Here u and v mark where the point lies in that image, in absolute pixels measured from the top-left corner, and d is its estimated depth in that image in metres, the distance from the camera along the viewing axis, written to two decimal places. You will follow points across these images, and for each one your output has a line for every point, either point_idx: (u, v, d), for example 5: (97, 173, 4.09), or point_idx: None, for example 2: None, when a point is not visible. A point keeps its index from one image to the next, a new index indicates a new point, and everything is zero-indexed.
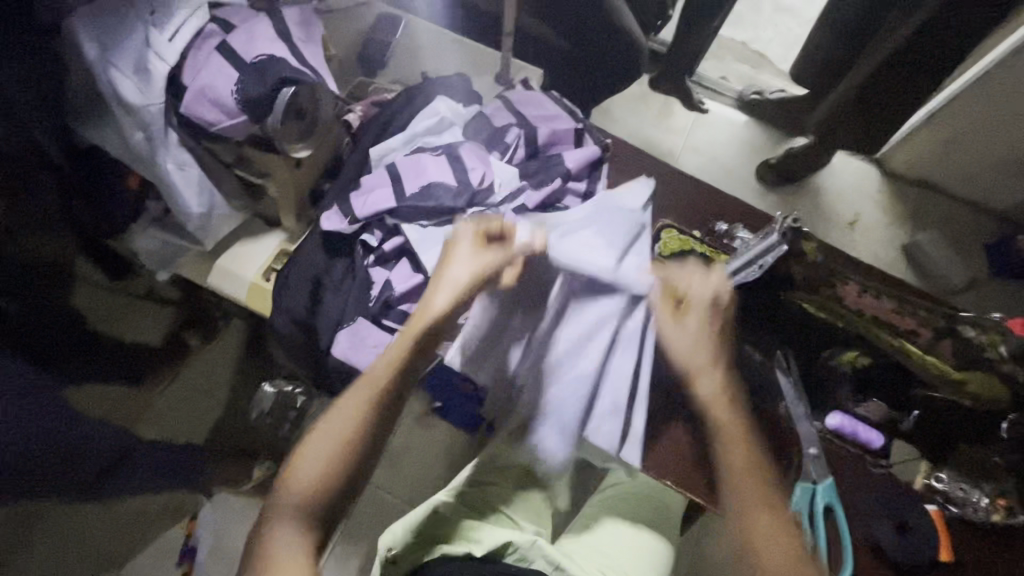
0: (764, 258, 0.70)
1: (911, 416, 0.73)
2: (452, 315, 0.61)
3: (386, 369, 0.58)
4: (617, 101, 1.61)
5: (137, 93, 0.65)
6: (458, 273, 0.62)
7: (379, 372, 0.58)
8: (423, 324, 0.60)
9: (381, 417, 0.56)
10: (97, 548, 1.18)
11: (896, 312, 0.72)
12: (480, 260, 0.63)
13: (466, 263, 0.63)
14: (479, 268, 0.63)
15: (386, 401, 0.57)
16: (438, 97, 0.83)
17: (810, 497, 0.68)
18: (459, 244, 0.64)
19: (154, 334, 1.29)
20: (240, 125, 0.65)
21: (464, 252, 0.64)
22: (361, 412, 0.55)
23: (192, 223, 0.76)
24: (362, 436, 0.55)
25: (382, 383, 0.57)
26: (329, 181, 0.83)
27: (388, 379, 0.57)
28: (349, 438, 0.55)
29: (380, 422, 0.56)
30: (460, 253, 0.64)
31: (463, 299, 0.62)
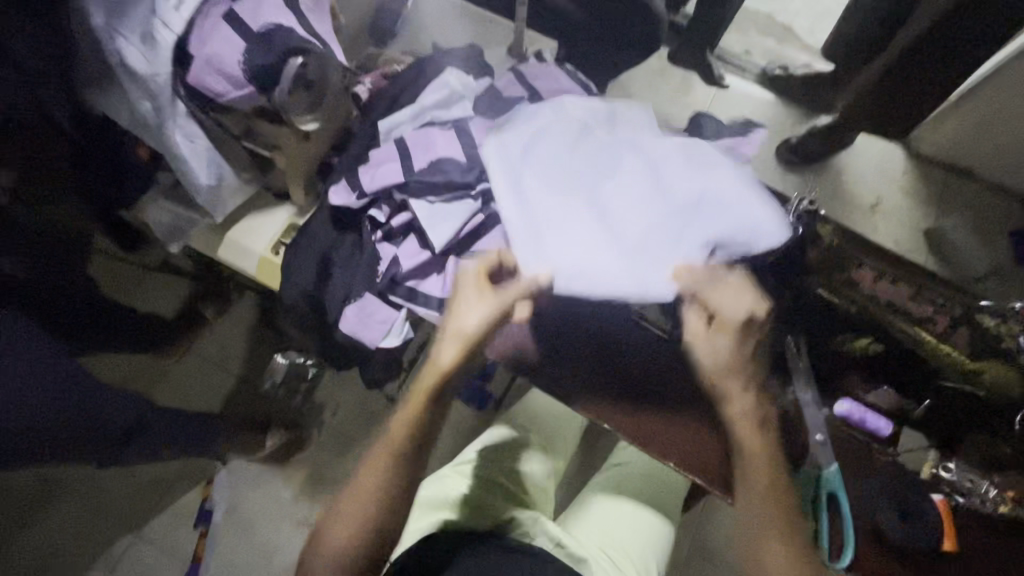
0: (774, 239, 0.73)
1: (922, 404, 0.73)
2: (461, 369, 0.61)
3: (396, 437, 0.60)
4: (636, 75, 1.59)
5: (143, 62, 0.63)
6: (465, 319, 0.60)
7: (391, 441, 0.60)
8: (430, 383, 0.60)
9: (405, 463, 0.59)
10: (118, 509, 1.21)
11: (912, 299, 0.72)
12: (488, 297, 0.61)
13: (475, 308, 0.60)
14: (486, 313, 0.60)
15: (413, 445, 0.60)
16: (448, 67, 0.80)
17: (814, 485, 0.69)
18: (461, 292, 0.61)
19: (171, 303, 1.31)
20: (248, 96, 0.65)
21: (470, 293, 0.61)
22: (378, 468, 0.59)
23: (201, 195, 0.75)
24: (394, 486, 0.59)
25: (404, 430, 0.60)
26: (337, 154, 0.83)
27: (403, 444, 0.59)
28: (373, 498, 0.59)
29: (408, 472, 0.60)
30: (465, 299, 0.61)
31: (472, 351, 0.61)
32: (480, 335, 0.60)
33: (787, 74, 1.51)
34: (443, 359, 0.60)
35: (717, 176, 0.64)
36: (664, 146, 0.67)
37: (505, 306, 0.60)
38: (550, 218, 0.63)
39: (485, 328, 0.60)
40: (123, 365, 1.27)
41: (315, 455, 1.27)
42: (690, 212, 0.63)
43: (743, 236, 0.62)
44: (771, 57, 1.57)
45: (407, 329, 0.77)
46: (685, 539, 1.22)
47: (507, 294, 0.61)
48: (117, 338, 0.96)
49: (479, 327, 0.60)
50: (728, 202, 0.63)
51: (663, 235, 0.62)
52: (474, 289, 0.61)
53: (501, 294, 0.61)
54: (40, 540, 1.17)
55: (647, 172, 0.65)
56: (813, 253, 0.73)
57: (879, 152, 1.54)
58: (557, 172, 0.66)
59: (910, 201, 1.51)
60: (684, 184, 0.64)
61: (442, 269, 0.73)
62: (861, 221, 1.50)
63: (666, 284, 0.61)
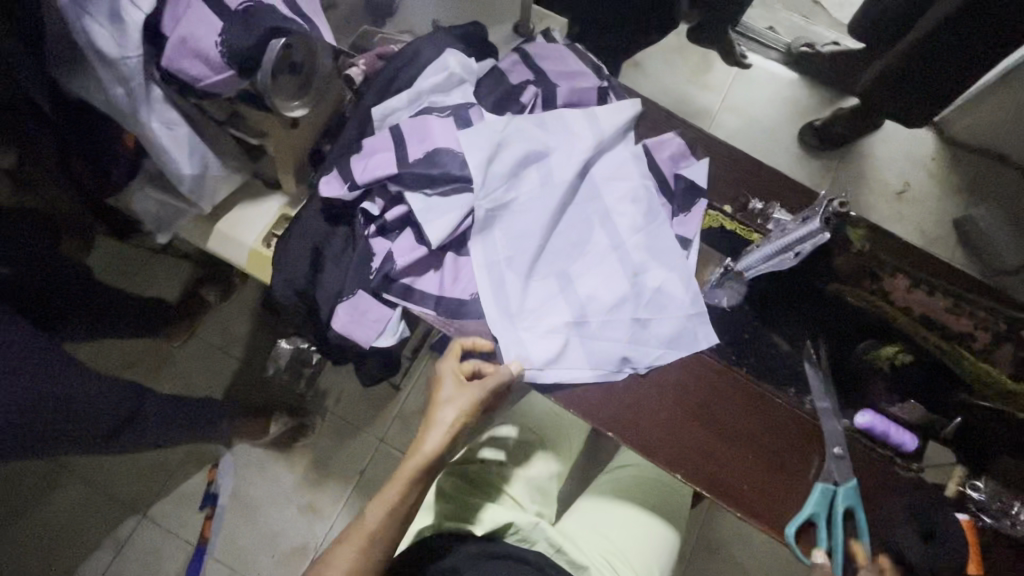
0: (800, 246, 0.66)
1: (954, 421, 0.69)
2: (442, 457, 0.67)
3: (379, 519, 0.63)
4: (652, 54, 1.51)
5: (113, 43, 0.59)
6: (446, 415, 0.66)
7: (371, 524, 0.63)
8: (414, 467, 0.65)
9: (387, 541, 0.63)
10: (123, 491, 1.20)
11: (948, 312, 0.70)
12: (466, 394, 0.66)
13: (454, 404, 0.66)
14: (465, 408, 0.66)
15: (395, 526, 0.64)
16: (448, 47, 0.75)
17: (830, 499, 0.64)
18: (443, 381, 0.68)
19: (172, 287, 1.29)
20: (227, 80, 0.60)
21: (451, 389, 0.67)
22: (371, 531, 0.63)
23: (184, 184, 0.72)
24: (374, 563, 0.62)
25: (388, 507, 0.64)
26: (330, 141, 0.78)
27: (383, 528, 0.63)
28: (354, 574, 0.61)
29: (390, 547, 0.63)
30: (445, 394, 0.67)
31: (452, 439, 0.67)
32: (459, 423, 0.67)
33: (815, 53, 1.42)
34: (428, 447, 0.66)
35: (670, 272, 0.70)
36: (629, 229, 0.71)
37: (481, 399, 0.66)
38: (511, 284, 0.68)
39: (464, 418, 0.66)
40: (124, 350, 1.25)
41: (318, 442, 1.26)
42: (645, 307, 0.69)
43: (683, 343, 0.68)
44: (797, 34, 1.49)
45: (403, 328, 0.72)
46: (691, 535, 1.20)
47: (484, 387, 0.65)
48: (113, 324, 0.94)
49: (457, 419, 0.66)
50: (677, 304, 0.69)
51: (619, 325, 0.68)
52: (455, 386, 0.67)
53: (481, 385, 0.66)
54: (46, 523, 1.17)
55: (609, 259, 0.70)
56: (842, 261, 0.71)
57: (908, 137, 1.46)
58: (525, 238, 0.69)
59: (938, 189, 1.44)
60: (641, 278, 0.70)
61: (439, 266, 0.70)
62: (886, 211, 1.43)
63: (616, 363, 0.67)
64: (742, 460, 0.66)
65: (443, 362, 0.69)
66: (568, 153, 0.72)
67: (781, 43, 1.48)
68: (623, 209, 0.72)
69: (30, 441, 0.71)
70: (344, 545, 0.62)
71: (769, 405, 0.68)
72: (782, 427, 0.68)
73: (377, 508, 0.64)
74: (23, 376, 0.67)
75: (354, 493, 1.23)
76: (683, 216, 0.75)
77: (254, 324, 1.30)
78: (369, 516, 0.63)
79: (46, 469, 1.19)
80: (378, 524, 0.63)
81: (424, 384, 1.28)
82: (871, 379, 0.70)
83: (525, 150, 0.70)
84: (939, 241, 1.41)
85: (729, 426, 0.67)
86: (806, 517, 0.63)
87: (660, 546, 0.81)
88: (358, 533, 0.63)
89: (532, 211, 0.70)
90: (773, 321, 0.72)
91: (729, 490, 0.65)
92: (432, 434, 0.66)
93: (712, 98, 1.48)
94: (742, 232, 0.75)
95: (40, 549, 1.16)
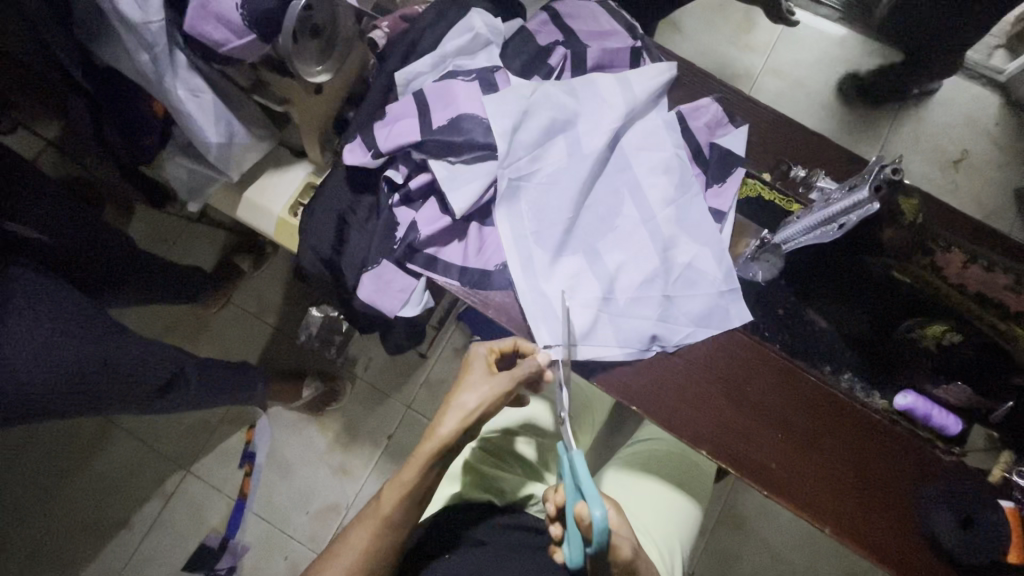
0: (844, 219, 0.59)
1: (1003, 407, 0.64)
2: (461, 441, 0.62)
3: (395, 503, 0.61)
4: (692, 11, 1.42)
5: (135, 8, 0.58)
6: (467, 401, 0.61)
7: (386, 508, 0.61)
8: (428, 450, 0.61)
9: (402, 526, 0.61)
10: (170, 447, 1.28)
11: (1011, 289, 0.61)
12: (492, 381, 0.62)
13: (479, 389, 0.62)
14: (490, 397, 0.62)
15: (410, 508, 0.62)
16: (474, 8, 0.72)
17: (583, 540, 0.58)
18: (471, 368, 0.64)
19: (208, 255, 1.32)
20: (250, 45, 0.59)
21: (477, 375, 0.63)
22: (387, 513, 0.61)
23: (212, 153, 0.73)
24: (387, 548, 0.61)
25: (404, 491, 0.61)
26: (354, 107, 0.77)
27: (399, 513, 0.61)
28: (364, 559, 0.60)
29: (405, 530, 0.62)
30: (471, 379, 0.63)
31: (471, 426, 0.62)
32: (482, 411, 0.62)
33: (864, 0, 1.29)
34: (444, 430, 0.61)
35: (701, 247, 0.68)
36: (660, 201, 0.68)
37: (507, 388, 0.62)
38: (538, 258, 0.67)
39: (487, 407, 0.62)
40: (166, 315, 1.30)
41: (349, 407, 1.29)
42: (674, 284, 0.67)
43: (714, 320, 0.66)
44: None
45: (428, 298, 0.72)
46: (716, 508, 1.19)
47: (512, 376, 0.62)
48: (155, 291, 0.98)
49: (480, 407, 0.61)
50: (708, 280, 0.67)
51: (649, 302, 0.66)
52: (481, 371, 0.63)
53: (507, 374, 0.62)
54: (99, 475, 1.25)
55: (639, 232, 0.68)
56: (889, 234, 0.62)
57: (968, 101, 1.36)
58: (554, 210, 0.67)
59: (999, 158, 1.34)
60: (671, 254, 0.67)
61: (464, 236, 0.69)
62: (940, 180, 1.34)
63: (647, 340, 0.65)
64: (774, 440, 0.65)
65: (475, 347, 0.66)
66: (597, 118, 0.69)
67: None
68: (654, 180, 0.69)
69: (81, 398, 0.75)
70: (359, 526, 0.62)
71: (801, 381, 0.66)
72: (817, 408, 0.65)
73: (392, 489, 0.62)
74: (69, 336, 0.70)
75: (384, 455, 1.27)
76: (718, 185, 0.71)
77: (286, 292, 1.32)
78: (384, 500, 0.62)
79: (97, 426, 1.27)
80: (394, 509, 0.61)
81: (450, 354, 1.29)
82: (913, 361, 0.67)
83: (551, 117, 0.67)
84: (997, 213, 1.32)
85: (761, 404, 0.65)
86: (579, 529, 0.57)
87: (684, 520, 0.81)
88: (372, 516, 0.62)
89: (560, 182, 0.68)
90: (810, 297, 0.70)
91: (762, 473, 0.64)
92: (448, 420, 0.61)
93: (754, 59, 1.39)
94: (782, 204, 0.71)
95: (95, 500, 1.24)
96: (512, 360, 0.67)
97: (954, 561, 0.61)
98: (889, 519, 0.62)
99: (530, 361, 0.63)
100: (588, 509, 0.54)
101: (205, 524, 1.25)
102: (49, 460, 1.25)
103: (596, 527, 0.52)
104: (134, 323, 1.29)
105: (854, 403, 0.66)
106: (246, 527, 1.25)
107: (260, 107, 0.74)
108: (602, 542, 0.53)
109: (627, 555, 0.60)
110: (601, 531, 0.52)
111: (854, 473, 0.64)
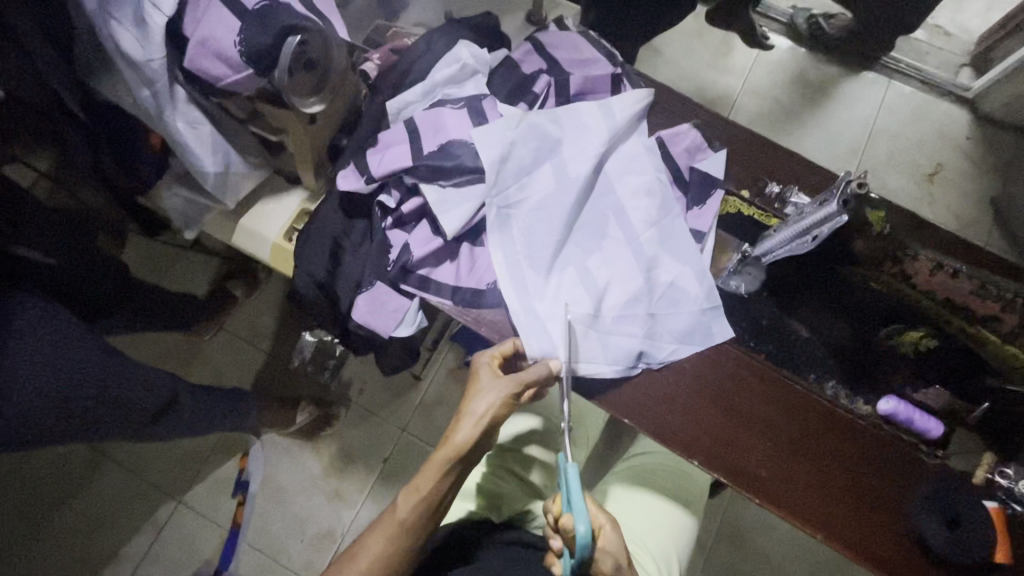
0: (817, 231, 0.62)
1: (979, 407, 0.68)
2: (475, 448, 0.64)
3: (410, 508, 0.63)
4: (670, 37, 1.48)
5: (137, 46, 0.62)
6: (479, 406, 0.64)
7: (401, 513, 0.63)
8: (444, 456, 0.64)
9: (418, 530, 0.63)
10: (161, 476, 1.26)
11: (974, 295, 0.68)
12: (500, 386, 0.64)
13: (489, 394, 0.64)
14: (500, 402, 0.64)
15: (426, 515, 0.63)
16: (460, 40, 0.76)
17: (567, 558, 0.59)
18: (477, 375, 0.66)
19: (203, 282, 1.32)
20: (246, 79, 0.63)
21: (485, 381, 0.65)
22: (403, 519, 0.63)
23: (209, 181, 0.75)
24: (402, 553, 0.62)
25: (419, 496, 0.63)
26: (347, 135, 0.80)
27: (413, 518, 0.63)
28: (378, 564, 0.61)
29: (419, 536, 0.63)
30: (480, 384, 0.65)
31: (487, 431, 0.64)
32: (493, 414, 0.64)
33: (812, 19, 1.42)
34: (460, 437, 0.63)
35: (682, 267, 0.70)
36: (643, 222, 0.71)
37: (515, 391, 0.64)
38: (526, 280, 0.68)
39: (498, 412, 0.64)
40: (160, 343, 1.31)
41: (344, 431, 1.29)
42: (658, 302, 0.68)
43: (697, 338, 0.68)
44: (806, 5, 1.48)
45: (421, 317, 0.74)
46: (714, 524, 1.20)
47: (520, 378, 0.64)
48: (150, 318, 0.98)
49: (491, 410, 0.63)
50: (690, 299, 0.69)
51: (635, 320, 0.67)
52: (490, 377, 0.65)
53: (517, 375, 0.64)
54: (90, 507, 1.23)
55: (624, 252, 0.70)
56: (860, 243, 0.69)
57: (938, 116, 1.43)
58: (544, 234, 0.69)
59: (971, 170, 1.40)
60: (654, 273, 0.69)
61: (455, 256, 0.71)
62: (917, 193, 1.39)
63: (633, 358, 0.67)
64: (764, 450, 0.66)
65: (478, 355, 0.67)
66: (581, 146, 0.72)
67: (785, 14, 1.47)
68: (638, 202, 0.71)
69: (73, 424, 0.75)
70: (373, 532, 0.63)
71: (790, 391, 0.68)
72: (804, 416, 0.67)
73: (407, 496, 0.64)
74: (67, 361, 0.71)
75: (380, 479, 1.26)
76: (698, 208, 0.74)
77: (281, 317, 1.33)
78: (399, 507, 0.63)
79: (88, 457, 1.25)
80: (408, 513, 0.63)
81: (445, 376, 1.31)
82: (893, 367, 0.70)
83: (538, 146, 0.71)
84: (974, 223, 1.37)
85: (751, 414, 0.67)
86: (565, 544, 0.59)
87: (679, 534, 0.81)
88: (388, 521, 0.63)
89: (548, 207, 0.70)
90: (793, 308, 0.72)
91: (754, 480, 0.65)
92: (462, 427, 0.64)
93: (732, 82, 1.45)
94: (760, 218, 0.75)
95: (84, 534, 1.22)
96: (515, 363, 0.69)
97: (942, 561, 0.62)
98: (877, 523, 0.64)
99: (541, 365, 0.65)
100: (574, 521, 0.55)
101: (198, 557, 1.23)
102: (37, 493, 1.23)
103: (579, 541, 0.54)
104: (128, 352, 1.29)
105: (839, 409, 0.67)
106: (239, 558, 1.23)
107: (256, 136, 0.77)
108: (585, 556, 0.55)
109: (609, 568, 0.61)
110: (584, 546, 0.53)
111: (842, 479, 0.65)
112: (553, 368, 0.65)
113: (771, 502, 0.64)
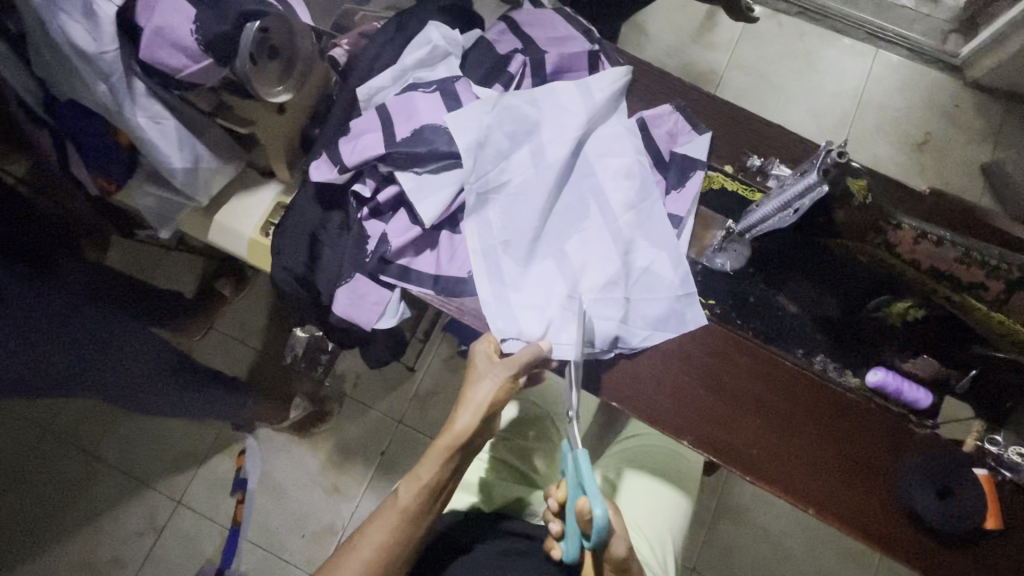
0: (799, 203, 0.59)
1: (968, 375, 0.67)
2: (475, 436, 0.64)
3: (412, 496, 0.62)
4: (653, 13, 1.46)
5: (89, 40, 0.60)
6: (479, 393, 0.63)
7: (403, 501, 0.62)
8: (445, 444, 0.63)
9: (420, 518, 0.62)
10: (159, 477, 1.25)
11: (958, 263, 0.62)
12: (499, 371, 0.63)
13: (488, 380, 0.63)
14: (500, 388, 0.63)
15: (427, 503, 0.63)
16: (431, 22, 0.74)
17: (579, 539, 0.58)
18: (476, 361, 0.65)
19: (189, 281, 1.31)
20: (207, 69, 0.61)
21: (482, 367, 0.64)
22: (405, 508, 0.62)
23: (178, 179, 0.74)
24: (405, 541, 0.61)
25: (420, 483, 0.62)
26: (319, 126, 0.78)
27: (415, 505, 0.62)
28: (382, 552, 0.60)
29: (421, 523, 0.62)
30: (478, 371, 0.64)
31: (486, 419, 0.64)
32: (493, 400, 0.63)
33: None
34: (460, 425, 0.63)
35: (659, 251, 0.69)
36: (622, 205, 0.69)
37: (514, 377, 0.63)
38: (502, 266, 0.67)
39: (498, 398, 0.63)
40: None
41: (341, 425, 1.28)
42: (634, 286, 0.68)
43: (672, 323, 0.67)
44: None
45: (404, 308, 0.72)
46: (711, 501, 1.20)
47: (514, 363, 0.62)
48: None
49: (491, 397, 0.63)
50: (667, 284, 0.68)
51: (611, 305, 0.66)
52: (488, 363, 0.64)
53: (513, 361, 0.63)
54: (90, 512, 1.23)
55: (601, 235, 0.68)
56: (843, 214, 0.61)
57: (926, 83, 1.41)
58: (521, 219, 0.68)
59: (960, 136, 1.38)
60: (630, 257, 0.68)
61: (435, 245, 0.70)
62: (907, 163, 1.37)
63: (608, 342, 0.66)
64: (755, 426, 0.66)
65: (475, 342, 0.66)
66: (560, 128, 0.70)
67: None
68: (617, 184, 0.70)
69: None
70: (375, 521, 0.62)
71: (780, 368, 0.68)
72: (795, 393, 0.67)
73: (408, 485, 0.63)
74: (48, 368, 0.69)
75: (378, 472, 1.26)
76: (678, 190, 0.72)
77: (270, 313, 1.32)
78: (401, 493, 0.62)
79: (85, 462, 1.25)
80: (410, 500, 0.62)
81: (438, 366, 1.30)
82: (880, 339, 0.69)
83: (516, 129, 0.69)
84: (965, 189, 1.36)
85: (743, 392, 0.67)
86: (575, 527, 0.57)
87: (673, 516, 0.81)
88: (390, 509, 0.62)
89: (525, 192, 0.69)
90: (780, 282, 0.71)
91: (743, 457, 0.65)
92: (461, 415, 0.63)
93: (717, 57, 1.43)
94: (745, 193, 0.73)
95: (85, 539, 1.22)
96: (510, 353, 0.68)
97: (934, 530, 0.62)
98: (869, 496, 0.64)
99: (530, 347, 0.63)
100: (593, 505, 0.53)
101: (200, 556, 1.23)
102: (36, 501, 1.22)
103: (596, 525, 0.52)
104: None
105: (825, 382, 0.67)
106: (241, 556, 1.23)
107: (225, 131, 0.75)
108: (599, 539, 0.54)
109: (623, 552, 0.59)
110: (602, 529, 0.52)
111: (834, 452, 0.65)
112: (541, 348, 0.63)
113: (760, 478, 0.64)
